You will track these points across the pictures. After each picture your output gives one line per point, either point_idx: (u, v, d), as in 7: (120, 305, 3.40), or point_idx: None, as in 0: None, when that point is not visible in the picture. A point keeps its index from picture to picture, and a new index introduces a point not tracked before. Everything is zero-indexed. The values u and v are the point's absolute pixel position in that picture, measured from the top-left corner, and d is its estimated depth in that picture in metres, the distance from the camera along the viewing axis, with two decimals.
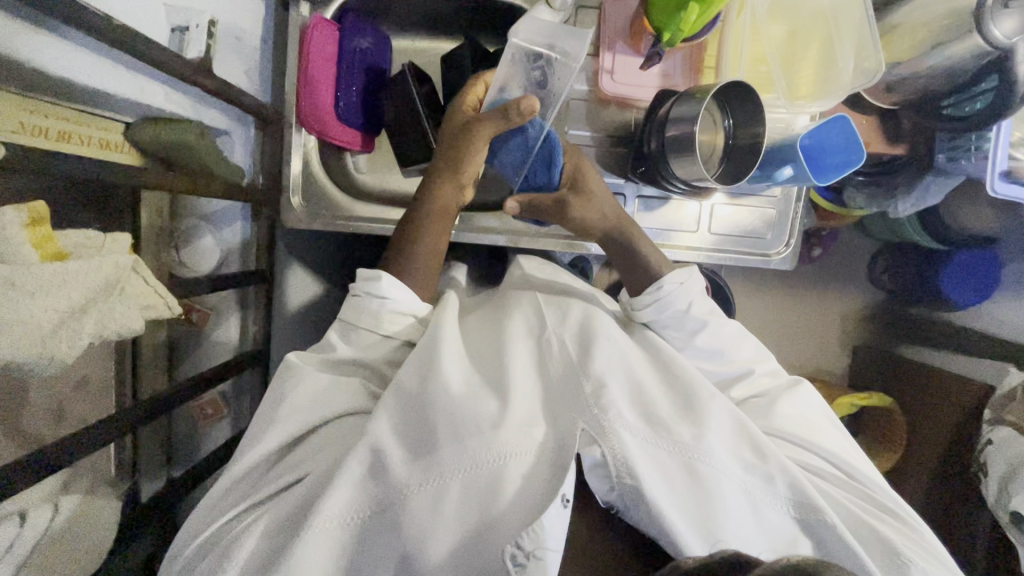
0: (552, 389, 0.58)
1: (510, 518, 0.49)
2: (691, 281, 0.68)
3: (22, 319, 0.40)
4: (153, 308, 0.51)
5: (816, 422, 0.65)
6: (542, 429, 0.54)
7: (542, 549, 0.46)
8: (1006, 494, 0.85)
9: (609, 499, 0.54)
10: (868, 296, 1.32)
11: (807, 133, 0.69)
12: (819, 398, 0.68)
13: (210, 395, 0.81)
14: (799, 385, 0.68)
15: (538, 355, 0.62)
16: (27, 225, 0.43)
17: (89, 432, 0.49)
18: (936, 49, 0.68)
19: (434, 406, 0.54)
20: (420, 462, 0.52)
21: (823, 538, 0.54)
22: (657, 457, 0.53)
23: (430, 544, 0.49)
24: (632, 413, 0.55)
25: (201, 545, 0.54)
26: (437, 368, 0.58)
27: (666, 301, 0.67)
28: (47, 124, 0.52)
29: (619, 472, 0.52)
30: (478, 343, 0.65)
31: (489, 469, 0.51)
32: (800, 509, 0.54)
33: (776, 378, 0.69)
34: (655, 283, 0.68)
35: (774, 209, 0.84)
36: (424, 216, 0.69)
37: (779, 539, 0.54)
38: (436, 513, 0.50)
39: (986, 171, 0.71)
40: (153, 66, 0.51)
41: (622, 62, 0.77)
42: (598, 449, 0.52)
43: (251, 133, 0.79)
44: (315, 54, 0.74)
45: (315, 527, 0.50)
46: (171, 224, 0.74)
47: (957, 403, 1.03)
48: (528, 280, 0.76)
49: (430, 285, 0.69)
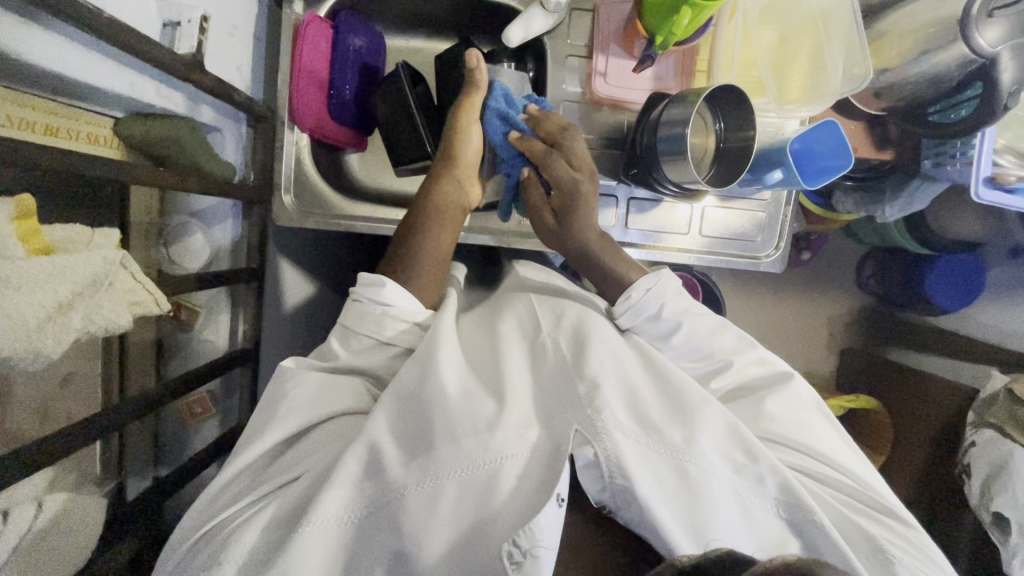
0: (547, 390, 0.58)
1: (504, 517, 0.49)
2: (659, 285, 0.68)
3: (9, 312, 0.39)
4: (141, 305, 0.50)
5: (804, 417, 0.65)
6: (537, 430, 0.54)
7: (537, 545, 0.47)
8: (989, 494, 0.86)
9: (601, 499, 0.55)
10: (856, 299, 1.34)
11: (796, 137, 0.70)
12: (810, 392, 0.67)
13: (198, 393, 0.80)
14: (789, 379, 0.66)
15: (532, 358, 0.62)
16: (15, 219, 0.42)
17: (70, 432, 0.48)
18: (923, 57, 0.70)
19: (432, 408, 0.55)
20: (417, 462, 0.52)
21: (812, 538, 0.55)
22: (648, 457, 0.54)
23: (426, 542, 0.49)
24: (626, 414, 0.56)
25: (196, 546, 0.54)
26: (435, 368, 0.57)
27: (637, 307, 0.68)
28: (35, 117, 0.53)
29: (611, 472, 0.52)
30: (473, 346, 0.65)
31: (487, 469, 0.51)
32: (789, 510, 0.55)
33: (764, 367, 0.68)
34: (624, 292, 0.68)
35: (764, 212, 0.85)
36: (423, 214, 0.70)
37: (769, 540, 0.55)
38: (431, 512, 0.50)
39: (971, 176, 0.72)
40: (145, 61, 0.51)
41: (615, 65, 0.77)
42: (591, 450, 0.53)
43: (243, 129, 0.78)
44: (308, 52, 0.74)
45: (313, 524, 0.50)
46: (159, 220, 0.72)
47: (944, 404, 1.05)
48: (524, 283, 0.76)
49: (429, 289, 0.68)
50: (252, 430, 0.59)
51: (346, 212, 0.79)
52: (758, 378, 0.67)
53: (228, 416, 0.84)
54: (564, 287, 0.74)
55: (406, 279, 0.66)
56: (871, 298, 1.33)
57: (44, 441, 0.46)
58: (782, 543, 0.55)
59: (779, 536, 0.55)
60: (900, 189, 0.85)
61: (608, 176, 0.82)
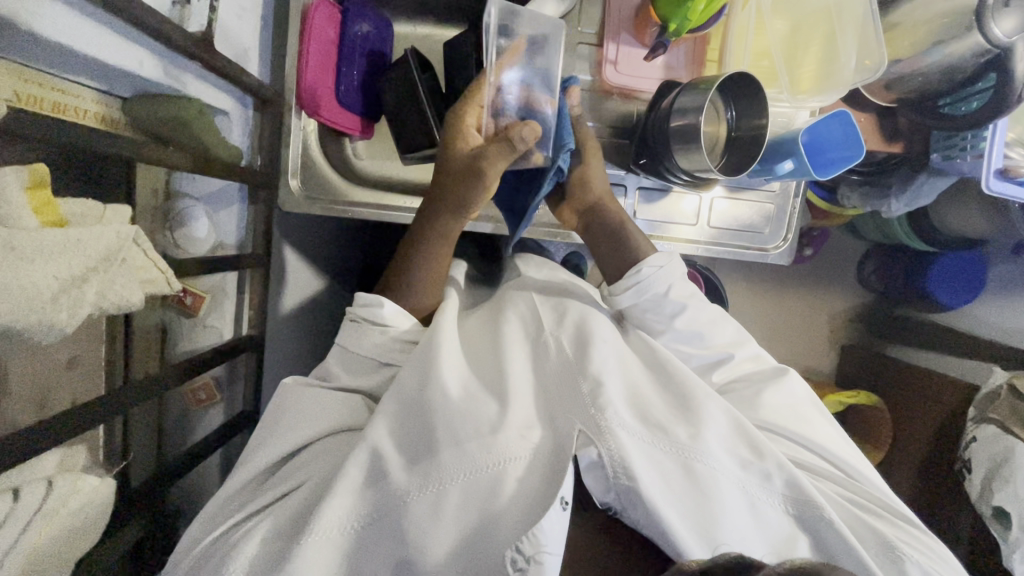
0: (549, 391, 0.58)
1: (508, 520, 0.49)
2: (670, 265, 0.68)
3: (22, 284, 0.38)
4: (154, 283, 0.50)
5: (805, 413, 0.65)
6: (539, 432, 0.54)
7: (542, 552, 0.46)
8: (990, 490, 0.87)
9: (607, 499, 0.54)
10: (857, 296, 1.34)
11: (806, 129, 0.69)
12: (806, 388, 0.67)
13: (203, 379, 0.79)
14: (784, 374, 0.67)
15: (534, 358, 0.62)
16: (27, 187, 0.42)
17: (70, 417, 0.47)
18: (937, 47, 0.69)
19: (434, 411, 0.54)
20: (419, 467, 0.52)
21: (823, 538, 0.55)
22: (654, 458, 0.53)
23: (430, 545, 0.49)
24: (630, 412, 0.55)
25: (211, 541, 0.54)
26: (437, 371, 0.57)
27: (646, 284, 0.67)
28: (42, 95, 0.53)
29: (616, 472, 0.52)
30: (476, 348, 0.65)
31: (490, 473, 0.51)
32: (798, 507, 0.55)
33: (759, 364, 0.69)
34: (634, 266, 0.68)
35: (772, 204, 0.84)
36: (426, 243, 0.69)
37: (778, 539, 0.54)
38: (436, 518, 0.49)
39: (982, 169, 0.72)
40: (155, 38, 0.50)
41: (626, 53, 0.77)
42: (595, 450, 0.52)
43: (250, 113, 0.76)
44: (316, 36, 0.73)
45: (316, 534, 0.50)
46: (165, 204, 0.70)
47: (945, 400, 1.05)
48: (525, 281, 0.75)
49: (431, 294, 0.69)
50: (257, 440, 0.60)
51: (350, 199, 0.80)
52: (753, 375, 0.68)
53: (232, 404, 0.83)
54: (564, 285, 0.74)
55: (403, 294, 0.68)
56: (872, 294, 1.33)
57: (51, 420, 0.46)
58: (792, 542, 0.54)
59: (789, 533, 0.55)
60: (906, 184, 0.85)
61: (616, 166, 0.81)
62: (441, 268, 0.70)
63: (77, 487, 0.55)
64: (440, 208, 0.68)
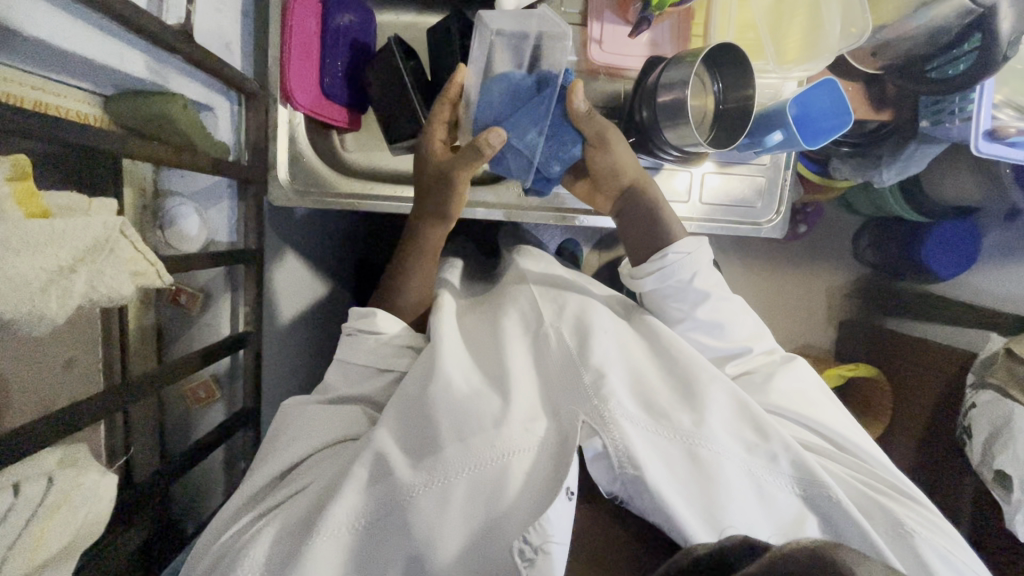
0: (551, 381, 0.58)
1: (516, 514, 0.49)
2: (697, 253, 0.67)
3: (9, 274, 0.38)
4: (145, 275, 0.49)
5: (814, 398, 0.65)
6: (543, 424, 0.54)
7: (549, 542, 0.46)
8: (991, 453, 0.87)
9: (612, 489, 0.54)
10: (853, 271, 1.34)
11: (795, 99, 0.69)
12: (815, 373, 0.68)
13: (202, 376, 0.79)
14: (793, 361, 0.68)
15: (534, 350, 0.62)
16: (11, 178, 0.42)
17: (70, 410, 0.47)
18: (922, 9, 0.69)
19: (434, 405, 0.54)
20: (424, 464, 0.52)
21: (830, 517, 0.55)
22: (658, 445, 0.54)
23: (440, 541, 0.49)
24: (634, 402, 0.56)
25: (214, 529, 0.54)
26: (438, 369, 0.57)
27: (670, 271, 0.66)
28: (22, 93, 0.54)
29: (621, 462, 0.52)
30: (478, 343, 0.65)
31: (494, 467, 0.51)
32: (804, 488, 0.55)
33: (770, 355, 0.69)
34: (659, 252, 0.67)
35: (763, 177, 0.84)
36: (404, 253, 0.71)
37: (785, 520, 0.55)
38: (443, 513, 0.49)
39: (971, 131, 0.72)
40: (136, 31, 0.50)
41: (611, 31, 0.76)
42: (600, 441, 0.52)
43: (237, 108, 0.75)
44: (297, 27, 0.72)
45: (327, 531, 0.50)
46: (153, 201, 0.71)
47: (946, 369, 1.05)
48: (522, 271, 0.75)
49: (427, 286, 0.71)
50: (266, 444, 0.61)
51: (340, 189, 0.80)
52: (762, 365, 0.68)
53: (232, 400, 0.83)
54: (564, 277, 0.74)
55: (398, 301, 0.69)
56: (868, 269, 1.33)
57: (47, 414, 0.46)
58: (799, 523, 0.55)
59: (797, 514, 0.55)
60: (897, 154, 0.86)
61: None
62: (427, 274, 0.71)
63: (80, 481, 0.55)
64: (422, 221, 0.70)
